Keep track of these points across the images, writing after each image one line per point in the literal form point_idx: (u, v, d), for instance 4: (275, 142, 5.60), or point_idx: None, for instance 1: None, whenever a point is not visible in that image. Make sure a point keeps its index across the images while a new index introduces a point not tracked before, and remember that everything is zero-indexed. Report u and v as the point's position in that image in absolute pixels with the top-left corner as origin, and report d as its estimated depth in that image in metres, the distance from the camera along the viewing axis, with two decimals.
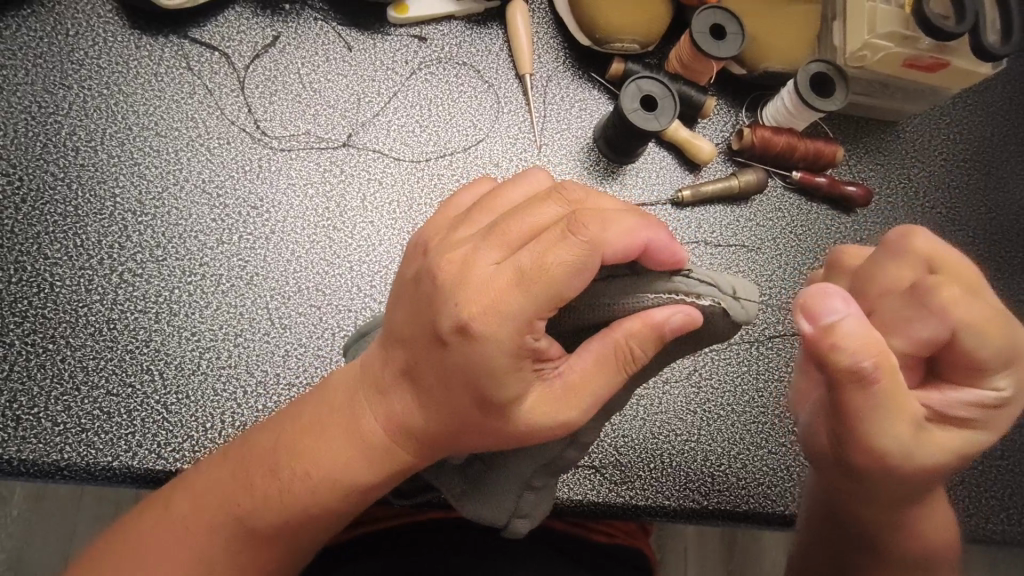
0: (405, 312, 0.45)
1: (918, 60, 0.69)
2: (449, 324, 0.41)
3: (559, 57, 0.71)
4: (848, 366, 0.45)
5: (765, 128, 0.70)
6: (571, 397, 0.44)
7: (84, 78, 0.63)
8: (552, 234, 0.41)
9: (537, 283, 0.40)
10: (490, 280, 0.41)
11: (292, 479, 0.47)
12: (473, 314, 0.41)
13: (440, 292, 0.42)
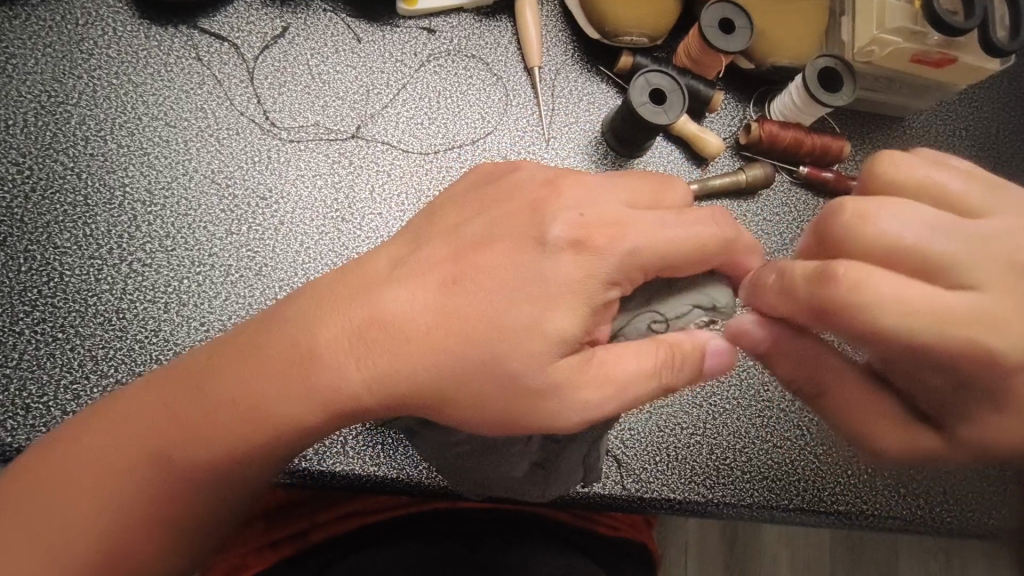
0: (475, 210, 0.48)
1: (926, 55, 0.69)
2: (563, 236, 0.45)
3: (567, 50, 0.71)
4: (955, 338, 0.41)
5: (772, 122, 0.70)
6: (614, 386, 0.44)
7: (94, 68, 0.63)
8: (693, 211, 0.47)
9: (671, 250, 0.45)
10: (607, 209, 0.46)
11: (234, 397, 0.45)
12: (589, 229, 0.45)
13: (549, 199, 0.47)
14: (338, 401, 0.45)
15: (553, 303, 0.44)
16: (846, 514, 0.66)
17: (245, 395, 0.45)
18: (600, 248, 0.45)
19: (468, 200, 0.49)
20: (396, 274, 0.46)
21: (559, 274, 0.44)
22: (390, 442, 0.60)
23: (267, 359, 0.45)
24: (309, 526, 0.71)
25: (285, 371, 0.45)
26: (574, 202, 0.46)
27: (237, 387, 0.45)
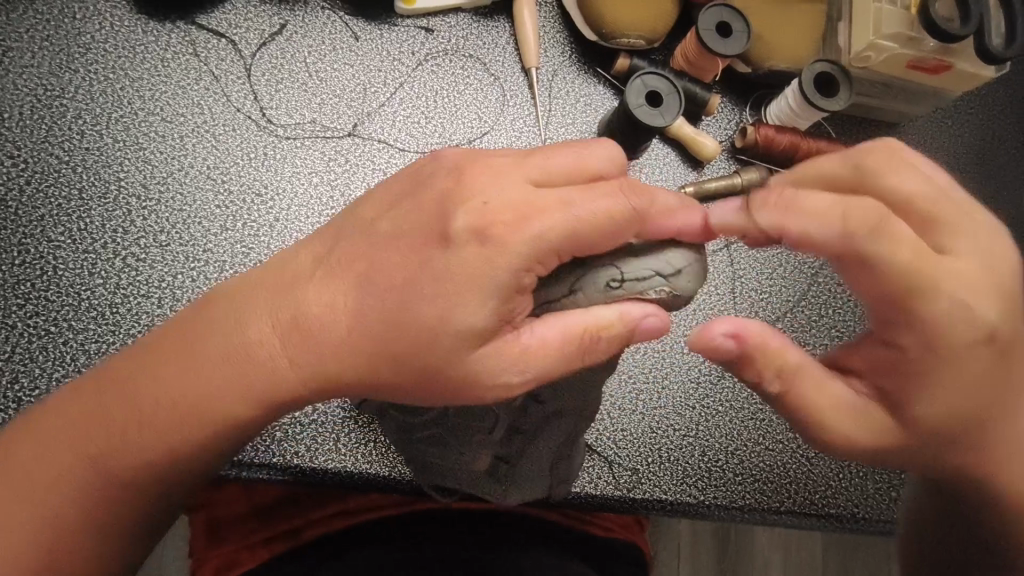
0: (388, 205, 0.46)
1: (921, 61, 0.69)
2: (467, 223, 0.42)
3: (564, 52, 0.71)
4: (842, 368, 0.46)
5: (769, 127, 0.71)
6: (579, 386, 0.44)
7: (90, 62, 0.63)
8: (606, 183, 0.43)
9: (581, 231, 0.42)
10: (516, 192, 0.42)
11: (168, 399, 0.46)
12: (490, 217, 0.42)
13: (458, 190, 0.43)
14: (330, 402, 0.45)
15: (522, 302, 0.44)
16: (836, 516, 0.66)
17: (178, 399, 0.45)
18: (504, 232, 0.41)
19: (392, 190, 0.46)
20: (313, 273, 0.45)
21: (461, 268, 0.41)
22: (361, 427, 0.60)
23: (198, 358, 0.45)
24: (299, 523, 0.71)
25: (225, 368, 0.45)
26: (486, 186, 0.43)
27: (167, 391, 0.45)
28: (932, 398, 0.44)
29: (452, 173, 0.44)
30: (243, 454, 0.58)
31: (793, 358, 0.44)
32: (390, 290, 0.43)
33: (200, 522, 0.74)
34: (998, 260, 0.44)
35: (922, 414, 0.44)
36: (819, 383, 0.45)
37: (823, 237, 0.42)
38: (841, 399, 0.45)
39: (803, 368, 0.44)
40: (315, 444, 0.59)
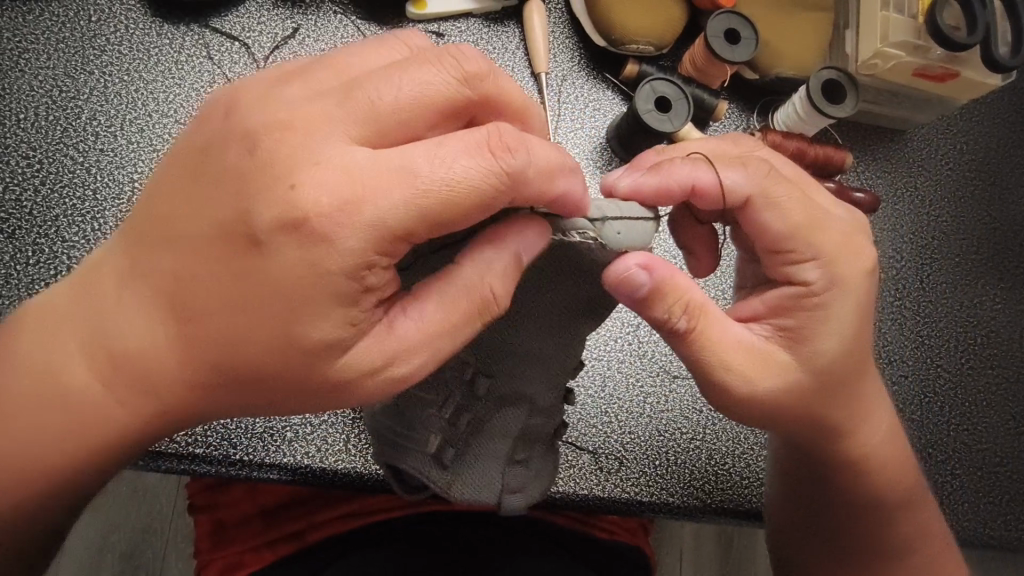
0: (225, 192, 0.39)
1: (927, 69, 0.70)
2: (296, 202, 0.37)
3: (573, 57, 0.72)
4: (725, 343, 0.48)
5: (776, 133, 0.71)
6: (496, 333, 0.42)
7: (106, 64, 0.64)
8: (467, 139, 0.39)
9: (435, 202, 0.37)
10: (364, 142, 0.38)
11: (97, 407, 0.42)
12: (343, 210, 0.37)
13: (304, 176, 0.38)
14: None
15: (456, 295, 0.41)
16: None
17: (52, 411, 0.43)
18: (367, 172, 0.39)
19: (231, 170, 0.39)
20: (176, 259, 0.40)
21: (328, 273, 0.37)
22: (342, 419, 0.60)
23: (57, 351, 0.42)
24: (305, 525, 0.71)
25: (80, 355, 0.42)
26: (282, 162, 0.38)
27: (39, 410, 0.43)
28: (808, 338, 0.49)
29: (245, 138, 0.39)
30: (254, 454, 0.58)
31: (698, 296, 0.47)
32: (214, 288, 0.39)
33: (206, 523, 0.74)
34: (853, 231, 0.50)
35: (821, 348, 0.49)
36: (722, 324, 0.48)
37: (735, 183, 0.49)
38: (734, 336, 0.48)
39: (706, 307, 0.48)
40: (324, 445, 0.59)
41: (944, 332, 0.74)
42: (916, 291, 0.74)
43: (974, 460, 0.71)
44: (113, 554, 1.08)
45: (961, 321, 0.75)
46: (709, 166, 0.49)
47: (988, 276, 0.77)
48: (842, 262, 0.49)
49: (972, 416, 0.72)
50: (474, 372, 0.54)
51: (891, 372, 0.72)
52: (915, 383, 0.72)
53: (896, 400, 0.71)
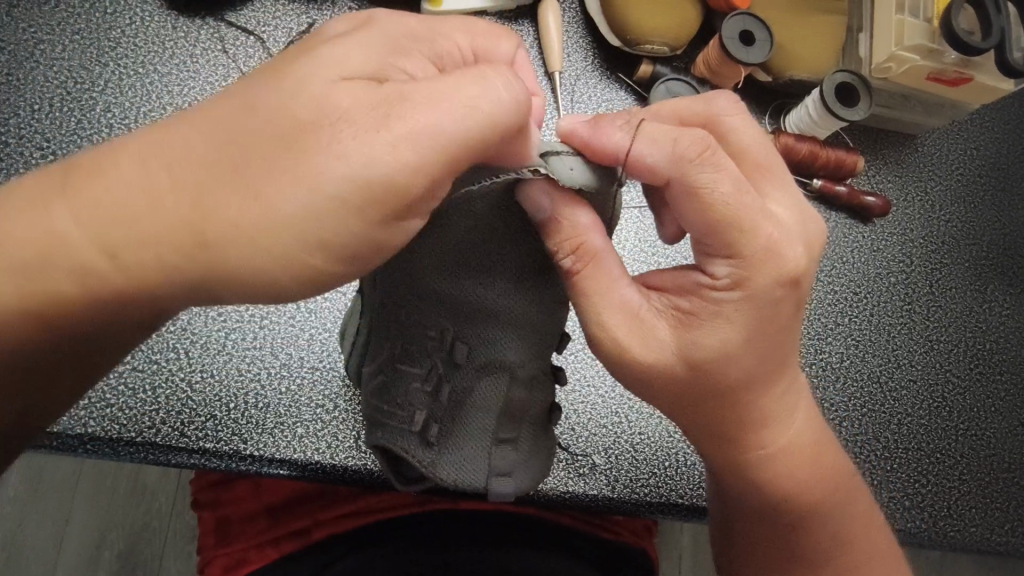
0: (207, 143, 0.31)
1: (942, 74, 0.70)
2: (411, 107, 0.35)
3: (587, 56, 0.72)
4: (598, 300, 0.45)
5: (788, 136, 0.71)
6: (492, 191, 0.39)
7: (121, 57, 0.63)
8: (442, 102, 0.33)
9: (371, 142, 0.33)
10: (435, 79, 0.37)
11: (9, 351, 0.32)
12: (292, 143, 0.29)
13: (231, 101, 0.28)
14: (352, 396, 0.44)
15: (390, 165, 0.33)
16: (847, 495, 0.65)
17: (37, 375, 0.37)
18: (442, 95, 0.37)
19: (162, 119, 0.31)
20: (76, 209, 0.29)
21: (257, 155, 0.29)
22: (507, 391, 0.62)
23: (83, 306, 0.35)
24: (310, 522, 0.70)
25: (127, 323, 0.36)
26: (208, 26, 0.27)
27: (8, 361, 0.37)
28: (691, 329, 0.44)
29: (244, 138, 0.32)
30: (265, 449, 0.57)
31: (597, 244, 0.43)
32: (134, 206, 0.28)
33: (209, 520, 0.73)
34: (788, 242, 0.43)
35: (701, 345, 0.44)
36: (611, 280, 0.45)
37: (653, 162, 0.41)
38: (617, 299, 0.45)
39: (603, 256, 0.44)
40: (335, 441, 0.59)
41: (954, 336, 0.74)
42: (926, 295, 0.74)
43: (983, 466, 0.71)
44: (112, 551, 1.08)
45: (971, 327, 0.75)
46: (637, 126, 0.41)
47: (998, 281, 0.77)
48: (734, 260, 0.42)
49: (981, 421, 0.72)
50: (451, 340, 0.51)
51: (901, 376, 0.72)
52: (925, 387, 0.72)
53: (905, 404, 0.71)
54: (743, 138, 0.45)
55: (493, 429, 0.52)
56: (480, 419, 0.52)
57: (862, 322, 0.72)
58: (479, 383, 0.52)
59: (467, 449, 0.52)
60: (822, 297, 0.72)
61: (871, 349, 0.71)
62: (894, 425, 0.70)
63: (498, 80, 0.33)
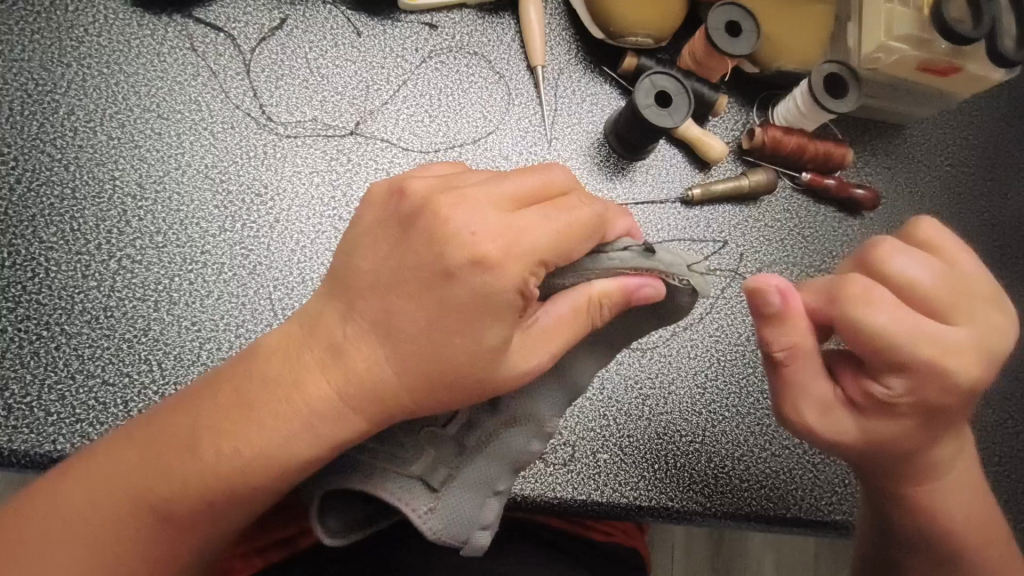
0: (364, 307, 0.43)
1: (931, 63, 0.69)
2: (461, 256, 0.41)
3: (569, 50, 0.70)
4: (814, 389, 0.52)
5: (776, 128, 0.70)
6: (549, 339, 0.45)
7: (84, 57, 0.61)
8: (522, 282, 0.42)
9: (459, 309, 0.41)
10: (493, 222, 0.41)
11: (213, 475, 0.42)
12: (427, 299, 0.41)
13: (425, 268, 0.42)
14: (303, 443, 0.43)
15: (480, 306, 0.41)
16: (843, 524, 0.66)
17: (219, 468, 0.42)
18: (498, 263, 0.41)
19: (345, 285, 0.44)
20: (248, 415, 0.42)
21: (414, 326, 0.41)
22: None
23: (262, 414, 0.42)
24: (296, 531, 0.68)
25: (292, 428, 0.42)
26: (417, 229, 0.42)
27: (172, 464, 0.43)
28: (869, 418, 0.51)
29: (391, 281, 0.42)
30: None
31: (809, 344, 0.51)
32: (312, 403, 0.42)
33: None
34: (961, 355, 0.48)
35: (883, 434, 0.51)
36: (816, 372, 0.51)
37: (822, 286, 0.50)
38: (816, 393, 0.52)
39: (811, 355, 0.51)
40: None
41: None
42: None
43: None
44: None
45: None
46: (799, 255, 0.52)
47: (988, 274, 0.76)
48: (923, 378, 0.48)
49: None
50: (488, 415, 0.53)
51: None
52: None
53: None
54: (912, 272, 0.49)
55: (497, 477, 0.52)
56: (488, 468, 0.52)
57: None
58: (504, 433, 0.53)
59: (462, 500, 0.51)
60: None
61: None
62: None
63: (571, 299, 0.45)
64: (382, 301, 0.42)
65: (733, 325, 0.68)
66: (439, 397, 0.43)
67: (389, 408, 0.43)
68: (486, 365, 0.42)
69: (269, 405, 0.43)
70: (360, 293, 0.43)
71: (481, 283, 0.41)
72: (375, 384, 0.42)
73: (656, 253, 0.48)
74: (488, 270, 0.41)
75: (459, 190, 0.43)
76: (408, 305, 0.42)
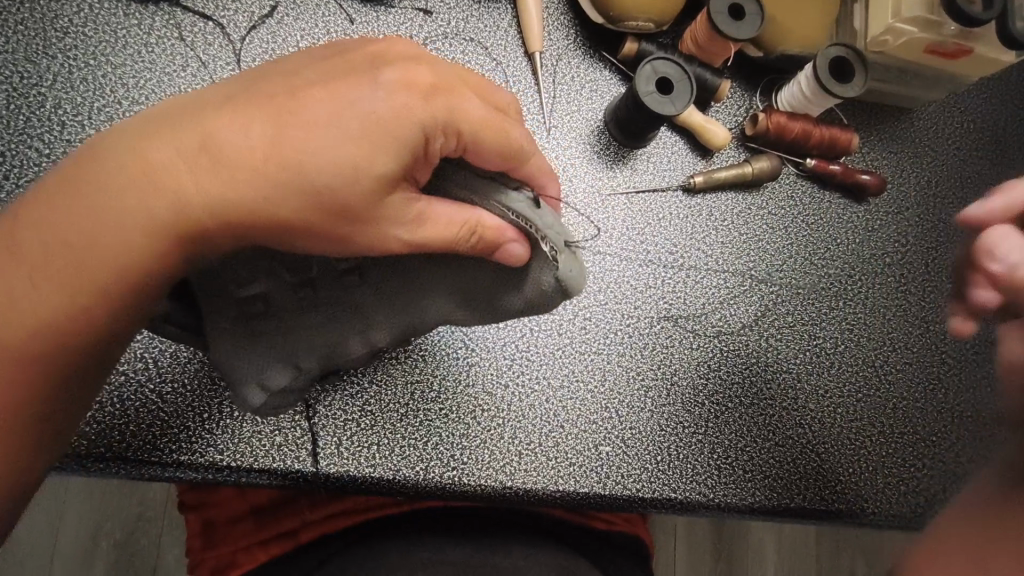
0: (264, 100, 0.40)
1: (940, 46, 0.67)
2: (390, 79, 0.41)
3: (568, 35, 0.69)
4: None
5: (780, 113, 0.68)
6: (412, 229, 0.41)
7: (70, 48, 0.59)
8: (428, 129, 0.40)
9: (363, 129, 0.39)
10: (423, 73, 0.41)
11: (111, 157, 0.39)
12: (333, 106, 0.40)
13: (350, 82, 0.41)
14: (158, 225, 0.39)
15: (379, 127, 0.39)
16: (851, 509, 0.66)
17: (64, 272, 0.40)
18: (421, 96, 0.40)
19: (256, 84, 0.42)
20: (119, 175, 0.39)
21: (312, 123, 0.39)
22: (510, 369, 0.62)
23: (125, 186, 0.39)
24: (299, 524, 0.68)
25: (118, 210, 0.39)
26: (348, 61, 0.43)
27: (27, 278, 0.40)
28: None
29: (304, 86, 0.41)
30: (243, 458, 0.56)
31: None
32: (178, 182, 0.39)
33: (194, 523, 0.71)
34: None
35: None
36: None
37: None
38: None
39: None
40: (318, 448, 0.57)
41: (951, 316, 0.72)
42: (921, 276, 0.73)
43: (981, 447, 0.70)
44: (108, 541, 0.99)
45: None
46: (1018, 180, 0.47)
47: None
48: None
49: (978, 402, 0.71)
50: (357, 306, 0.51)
51: (896, 360, 0.70)
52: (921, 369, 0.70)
53: (900, 388, 0.69)
54: None
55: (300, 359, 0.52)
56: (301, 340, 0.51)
57: (856, 307, 0.70)
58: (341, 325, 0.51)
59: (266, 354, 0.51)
60: (816, 281, 0.70)
61: (866, 332, 0.70)
62: (890, 409, 0.69)
63: (438, 212, 0.41)
64: (285, 95, 0.40)
65: (737, 314, 0.67)
66: (305, 225, 0.40)
67: (220, 229, 0.40)
68: (361, 195, 0.39)
69: (137, 171, 0.39)
70: (269, 91, 0.41)
71: (392, 102, 0.39)
72: (242, 184, 0.39)
73: (541, 211, 0.44)
74: (383, 102, 0.40)
75: (410, 45, 0.45)
76: (308, 108, 0.40)
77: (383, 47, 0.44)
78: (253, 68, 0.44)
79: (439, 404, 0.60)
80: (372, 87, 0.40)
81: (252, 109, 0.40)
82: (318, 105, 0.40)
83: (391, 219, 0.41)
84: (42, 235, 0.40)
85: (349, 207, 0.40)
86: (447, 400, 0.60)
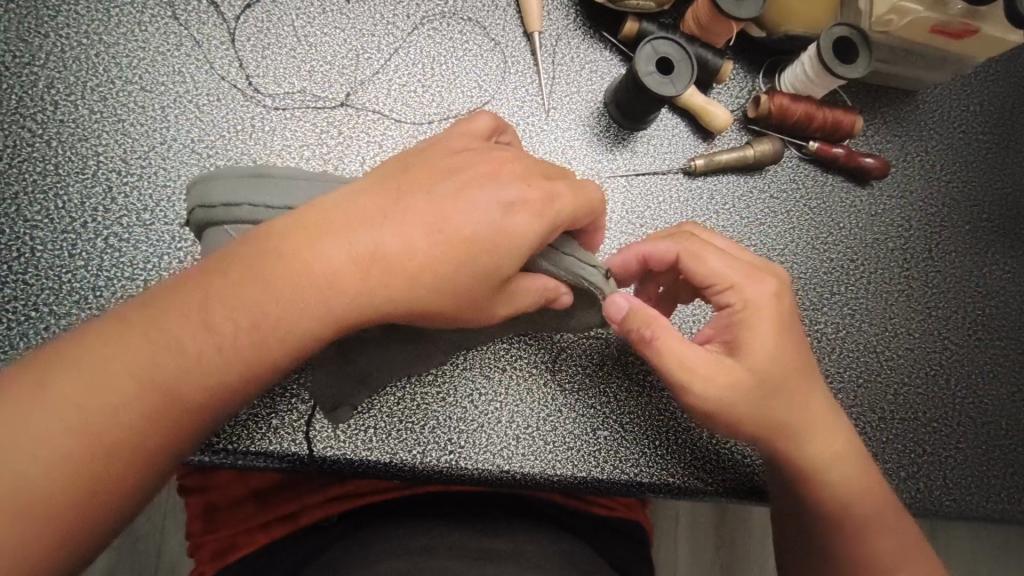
0: (384, 210, 0.43)
1: (946, 26, 0.66)
2: (497, 189, 0.45)
3: (568, 15, 0.68)
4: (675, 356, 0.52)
5: (782, 95, 0.67)
6: (509, 301, 0.47)
7: (62, 26, 0.58)
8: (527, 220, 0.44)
9: (485, 244, 0.43)
10: (523, 180, 0.45)
11: (234, 281, 0.41)
12: (449, 213, 0.43)
13: (461, 191, 0.44)
14: (289, 335, 0.41)
15: (498, 237, 0.43)
16: None
17: (176, 382, 0.40)
18: (527, 206, 0.44)
19: (364, 190, 0.44)
20: (248, 293, 0.41)
21: (438, 235, 0.43)
22: (506, 353, 0.62)
23: (260, 305, 0.41)
24: (298, 507, 0.68)
25: (283, 312, 0.41)
26: (449, 164, 0.46)
27: (117, 373, 0.39)
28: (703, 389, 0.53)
29: (416, 193, 0.44)
30: (239, 441, 0.55)
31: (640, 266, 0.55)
32: (312, 298, 0.41)
33: (195, 506, 0.71)
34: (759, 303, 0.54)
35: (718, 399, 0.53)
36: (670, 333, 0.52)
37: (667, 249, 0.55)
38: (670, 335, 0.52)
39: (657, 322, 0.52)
40: (313, 432, 0.57)
41: (953, 302, 0.72)
42: (924, 261, 0.72)
43: (981, 433, 0.69)
44: None
45: (969, 290, 0.72)
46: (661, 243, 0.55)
47: (999, 244, 0.74)
48: (739, 379, 0.53)
49: (979, 388, 0.70)
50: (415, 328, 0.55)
51: (897, 346, 0.69)
52: (922, 355, 0.70)
53: (901, 374, 0.69)
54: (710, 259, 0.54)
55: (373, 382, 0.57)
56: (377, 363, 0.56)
57: (858, 292, 0.70)
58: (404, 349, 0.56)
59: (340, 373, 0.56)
60: (817, 266, 0.69)
61: (868, 317, 0.69)
62: (891, 395, 0.68)
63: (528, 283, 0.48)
64: (404, 207, 0.43)
65: None
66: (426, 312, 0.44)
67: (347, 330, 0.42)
68: (480, 290, 0.44)
69: (270, 287, 0.41)
70: (385, 201, 0.44)
71: (505, 211, 0.44)
72: (375, 289, 0.42)
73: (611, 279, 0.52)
74: (510, 218, 0.43)
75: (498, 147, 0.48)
76: (429, 218, 0.43)
77: (473, 151, 0.47)
78: (386, 165, 0.47)
79: (436, 388, 0.60)
80: (485, 193, 0.44)
81: (377, 222, 0.43)
82: (440, 210, 0.43)
83: (496, 303, 0.46)
84: (231, 317, 0.41)
85: (469, 300, 0.44)
86: (444, 384, 0.60)
